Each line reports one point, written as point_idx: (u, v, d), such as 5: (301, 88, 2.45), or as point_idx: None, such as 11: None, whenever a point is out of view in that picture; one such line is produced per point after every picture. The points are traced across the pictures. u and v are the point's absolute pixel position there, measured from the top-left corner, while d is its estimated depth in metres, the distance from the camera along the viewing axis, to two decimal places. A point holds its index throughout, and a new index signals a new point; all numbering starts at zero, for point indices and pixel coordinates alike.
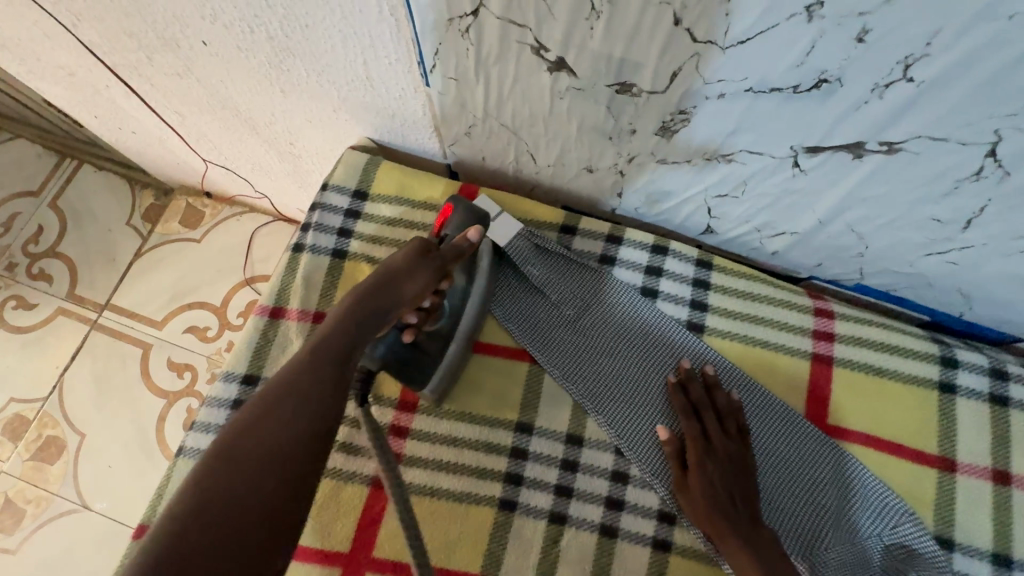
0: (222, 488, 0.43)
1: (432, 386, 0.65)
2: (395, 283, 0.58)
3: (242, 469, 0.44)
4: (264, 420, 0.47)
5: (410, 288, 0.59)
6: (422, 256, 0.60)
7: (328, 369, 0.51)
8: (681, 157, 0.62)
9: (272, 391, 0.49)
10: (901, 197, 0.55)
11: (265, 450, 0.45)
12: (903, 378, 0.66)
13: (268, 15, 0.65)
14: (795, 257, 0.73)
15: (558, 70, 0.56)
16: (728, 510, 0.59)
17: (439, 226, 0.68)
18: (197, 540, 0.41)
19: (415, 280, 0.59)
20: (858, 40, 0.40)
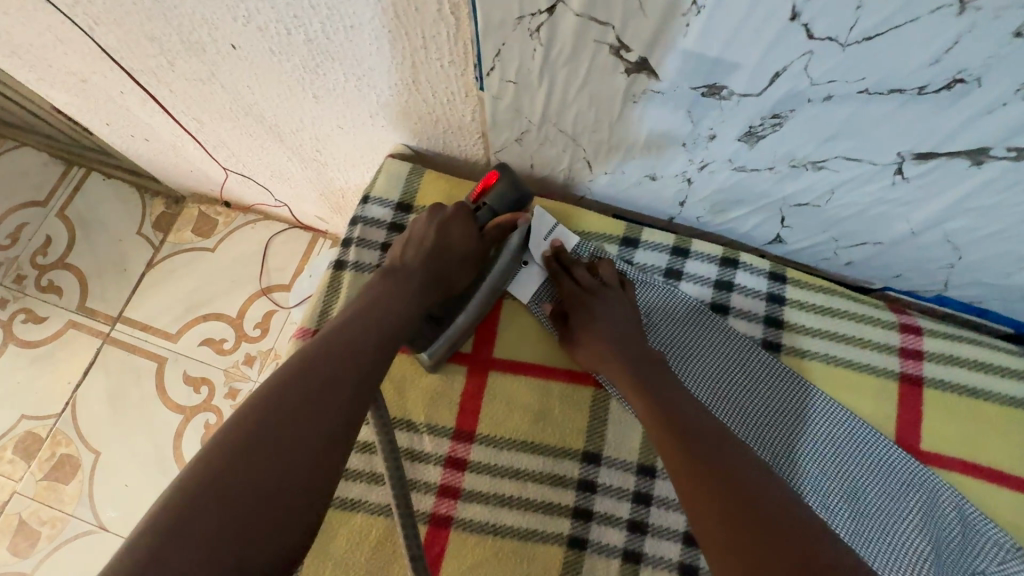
0: (275, 423, 0.46)
1: (434, 349, 0.63)
2: (449, 267, 0.62)
3: (296, 405, 0.47)
4: (312, 383, 0.48)
5: (458, 279, 0.64)
6: (476, 241, 0.63)
7: (357, 358, 0.52)
8: (762, 164, 0.57)
9: (320, 351, 0.51)
10: (1017, 205, 0.50)
11: (310, 401, 0.47)
12: (1000, 400, 0.61)
13: (310, 15, 0.60)
14: (872, 268, 0.69)
15: (637, 72, 0.51)
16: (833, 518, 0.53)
17: (481, 192, 0.65)
18: (264, 439, 0.45)
19: (462, 270, 0.63)
20: (1015, 35, 0.36)
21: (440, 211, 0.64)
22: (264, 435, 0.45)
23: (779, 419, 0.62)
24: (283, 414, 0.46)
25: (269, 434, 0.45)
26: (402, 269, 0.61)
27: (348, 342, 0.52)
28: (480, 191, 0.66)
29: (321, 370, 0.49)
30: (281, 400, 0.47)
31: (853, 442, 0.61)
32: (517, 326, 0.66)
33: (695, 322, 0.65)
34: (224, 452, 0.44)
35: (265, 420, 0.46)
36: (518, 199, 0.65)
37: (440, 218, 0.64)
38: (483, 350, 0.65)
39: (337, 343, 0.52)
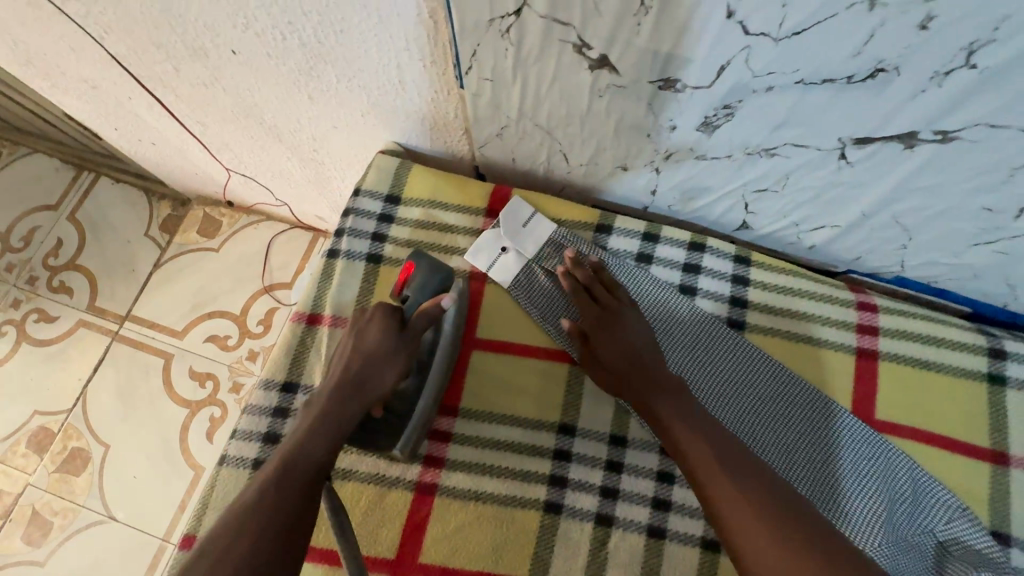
0: (256, 555, 0.49)
1: (404, 441, 0.63)
2: (371, 370, 0.61)
3: (263, 503, 0.51)
4: (275, 490, 0.52)
5: (384, 375, 0.61)
6: (394, 335, 0.62)
7: (315, 453, 0.55)
8: (720, 152, 0.62)
9: (287, 450, 0.55)
10: (952, 187, 0.54)
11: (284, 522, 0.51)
12: (951, 371, 0.65)
13: (303, 22, 0.66)
14: (834, 251, 0.73)
15: (599, 68, 0.55)
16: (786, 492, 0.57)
17: (402, 283, 0.66)
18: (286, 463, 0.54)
19: (386, 367, 0.61)
20: (921, 28, 0.40)
21: (358, 333, 0.62)
22: (236, 568, 0.48)
23: (742, 392, 0.66)
24: (257, 512, 0.51)
25: (254, 554, 0.49)
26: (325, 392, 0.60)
27: (309, 430, 0.57)
28: (400, 283, 0.66)
29: (288, 465, 0.54)
30: (257, 509, 0.51)
31: (812, 411, 0.65)
32: (497, 308, 0.71)
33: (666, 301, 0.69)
34: (208, 559, 0.48)
35: (243, 532, 0.50)
36: (442, 280, 0.66)
37: (359, 324, 0.63)
38: (467, 331, 0.70)
39: (300, 436, 0.56)
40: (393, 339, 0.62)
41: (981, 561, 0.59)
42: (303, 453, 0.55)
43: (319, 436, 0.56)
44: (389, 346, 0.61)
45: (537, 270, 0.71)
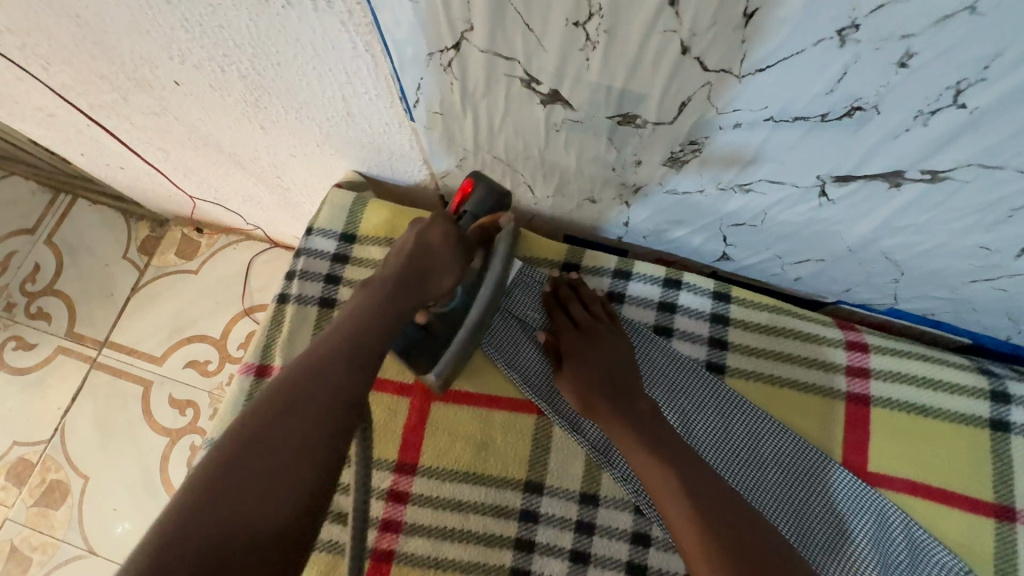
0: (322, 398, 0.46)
1: (439, 368, 0.61)
2: (433, 275, 0.55)
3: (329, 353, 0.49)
4: (345, 351, 0.49)
5: (440, 281, 0.55)
6: (447, 251, 0.56)
7: (370, 342, 0.51)
8: (692, 187, 0.57)
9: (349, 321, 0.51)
10: (945, 225, 0.49)
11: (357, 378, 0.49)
12: (950, 417, 0.60)
13: (237, 55, 0.60)
14: (821, 283, 0.67)
15: (552, 102, 0.50)
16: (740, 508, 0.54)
17: (458, 201, 0.59)
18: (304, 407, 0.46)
19: (446, 270, 0.55)
20: (900, 65, 0.35)
21: (419, 231, 0.56)
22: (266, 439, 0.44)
23: (724, 433, 0.61)
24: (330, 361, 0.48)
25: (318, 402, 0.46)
26: (410, 258, 0.55)
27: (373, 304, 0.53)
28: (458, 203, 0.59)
29: (353, 332, 0.50)
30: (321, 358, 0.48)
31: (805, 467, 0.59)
32: None
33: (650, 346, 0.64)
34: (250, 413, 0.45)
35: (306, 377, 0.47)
36: (500, 197, 0.59)
37: (417, 229, 0.56)
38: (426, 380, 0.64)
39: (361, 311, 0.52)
40: (456, 252, 0.56)
41: None
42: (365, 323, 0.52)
43: (385, 314, 0.53)
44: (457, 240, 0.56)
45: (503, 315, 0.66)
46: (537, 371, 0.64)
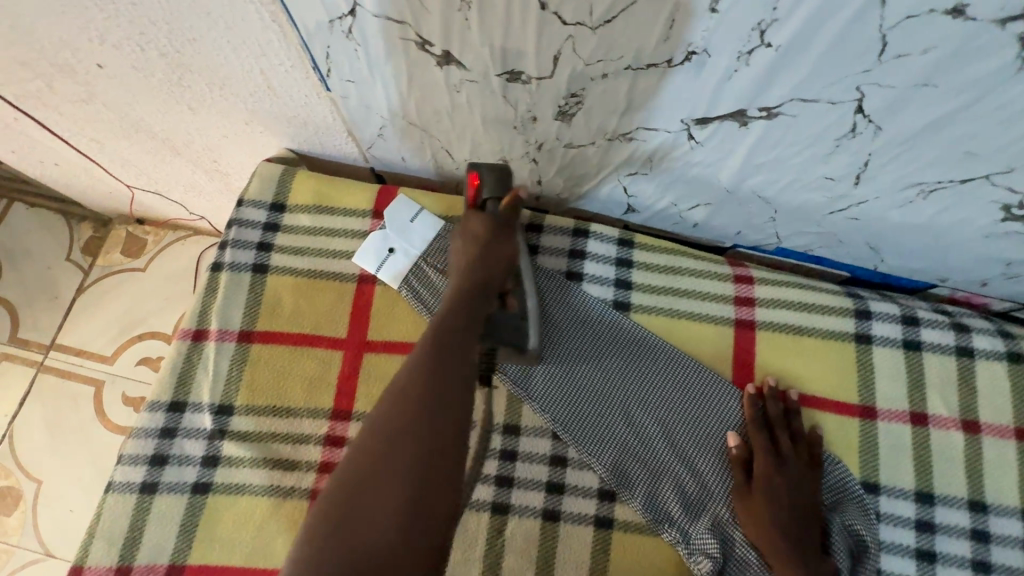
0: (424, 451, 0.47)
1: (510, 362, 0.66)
2: (492, 254, 0.60)
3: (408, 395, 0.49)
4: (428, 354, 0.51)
5: (505, 249, 0.61)
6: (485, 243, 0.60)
7: (452, 320, 0.54)
8: (584, 140, 0.63)
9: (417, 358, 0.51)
10: (793, 159, 0.56)
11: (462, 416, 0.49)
12: (821, 334, 0.68)
13: (153, 32, 0.63)
14: (715, 227, 0.75)
15: (447, 64, 0.56)
16: (788, 527, 0.60)
17: (473, 195, 0.64)
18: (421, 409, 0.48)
19: (505, 245, 0.61)
20: (712, 11, 0.41)
21: (462, 228, 0.63)
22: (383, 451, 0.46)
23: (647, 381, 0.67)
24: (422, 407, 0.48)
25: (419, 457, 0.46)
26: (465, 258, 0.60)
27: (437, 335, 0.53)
28: (474, 194, 0.65)
29: (420, 360, 0.50)
30: (399, 396, 0.48)
31: (757, 433, 0.64)
32: (385, 309, 0.71)
33: (588, 314, 0.70)
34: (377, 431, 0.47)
35: (393, 435, 0.47)
36: (503, 174, 0.65)
37: (462, 230, 0.63)
38: (358, 335, 0.70)
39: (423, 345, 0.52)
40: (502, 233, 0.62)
41: (838, 500, 0.63)
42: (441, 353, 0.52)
43: (466, 346, 0.52)
44: (497, 224, 0.62)
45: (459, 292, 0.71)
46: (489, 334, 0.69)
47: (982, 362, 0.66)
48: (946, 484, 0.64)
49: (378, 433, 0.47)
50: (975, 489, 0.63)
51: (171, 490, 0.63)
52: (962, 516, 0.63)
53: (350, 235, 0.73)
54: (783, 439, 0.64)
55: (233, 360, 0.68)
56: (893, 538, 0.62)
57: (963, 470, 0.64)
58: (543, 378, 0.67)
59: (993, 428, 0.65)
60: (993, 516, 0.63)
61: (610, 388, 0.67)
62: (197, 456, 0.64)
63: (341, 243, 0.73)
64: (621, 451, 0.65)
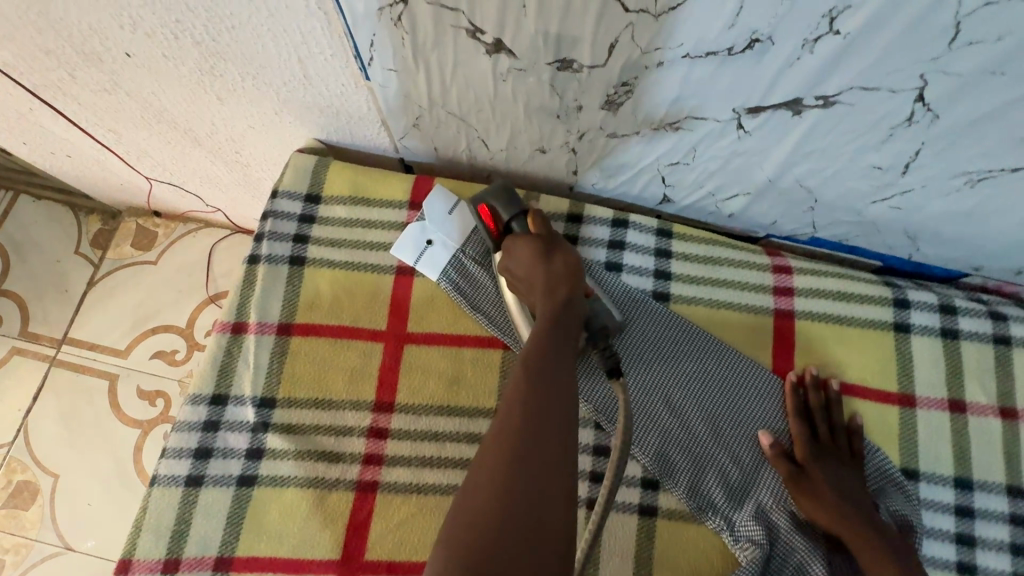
0: (524, 519, 0.41)
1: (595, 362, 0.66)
2: (553, 268, 0.58)
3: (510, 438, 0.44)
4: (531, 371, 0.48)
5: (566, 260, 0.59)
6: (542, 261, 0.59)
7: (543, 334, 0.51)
8: (629, 130, 0.63)
9: (525, 396, 0.45)
10: (843, 148, 0.56)
11: (566, 491, 0.43)
12: (860, 323, 0.69)
13: (191, 19, 0.62)
14: (751, 217, 0.75)
15: (496, 52, 0.55)
16: (846, 505, 0.60)
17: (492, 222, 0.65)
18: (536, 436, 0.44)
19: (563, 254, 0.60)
20: None
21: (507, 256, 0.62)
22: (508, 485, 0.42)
23: (695, 376, 0.68)
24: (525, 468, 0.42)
25: (523, 488, 0.42)
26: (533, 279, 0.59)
27: (536, 372, 0.47)
28: (492, 224, 0.65)
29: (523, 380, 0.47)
30: (511, 418, 0.45)
31: (798, 421, 0.65)
32: (424, 300, 0.71)
33: (629, 305, 0.69)
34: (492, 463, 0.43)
35: (500, 460, 0.43)
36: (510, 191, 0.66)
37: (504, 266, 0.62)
38: (398, 326, 0.70)
39: (521, 377, 0.47)
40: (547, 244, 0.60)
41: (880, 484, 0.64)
42: (545, 395, 0.46)
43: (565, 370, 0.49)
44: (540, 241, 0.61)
45: None
46: None
47: (1019, 350, 0.67)
48: (984, 470, 0.64)
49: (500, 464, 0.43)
50: (1012, 475, 0.64)
51: (216, 483, 0.63)
52: (1000, 501, 0.64)
53: (387, 226, 0.73)
54: (821, 425, 0.65)
55: (273, 353, 0.68)
56: (934, 523, 0.63)
57: (1000, 456, 0.65)
58: (585, 369, 0.67)
59: None
60: None
61: (653, 380, 0.67)
62: (241, 448, 0.64)
63: (378, 234, 0.72)
64: (664, 440, 0.65)
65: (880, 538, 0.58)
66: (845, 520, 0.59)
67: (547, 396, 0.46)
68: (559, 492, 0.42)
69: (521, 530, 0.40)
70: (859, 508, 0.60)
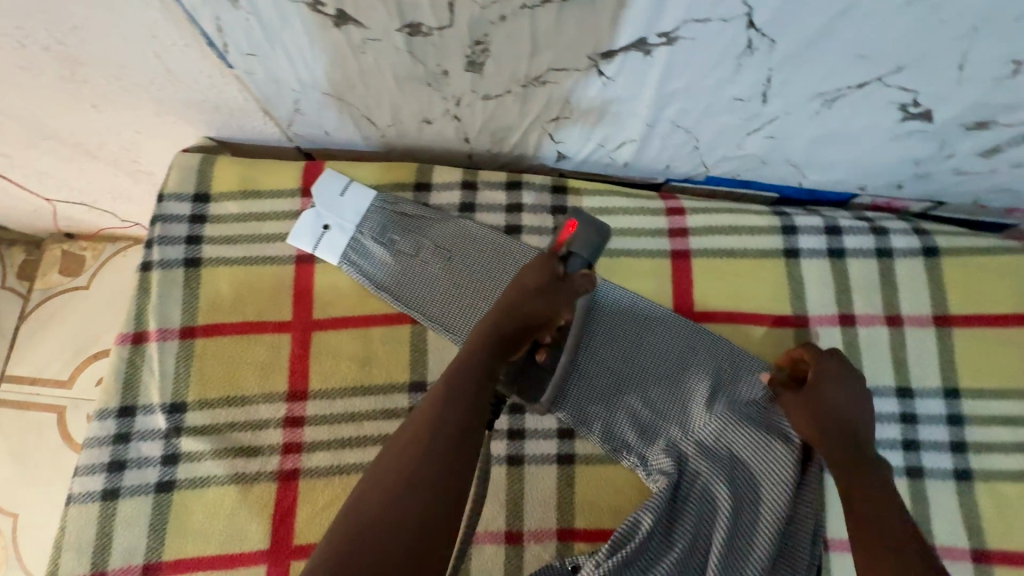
0: (406, 513, 0.50)
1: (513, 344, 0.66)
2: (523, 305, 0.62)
3: (428, 438, 0.54)
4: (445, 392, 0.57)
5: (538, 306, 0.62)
6: (537, 291, 0.62)
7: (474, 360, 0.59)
8: (501, 90, 0.63)
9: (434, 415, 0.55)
10: (702, 84, 0.58)
11: (443, 501, 0.51)
12: (752, 254, 0.71)
13: (30, 24, 0.59)
14: (645, 164, 0.76)
15: (344, 24, 0.54)
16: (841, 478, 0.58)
17: (564, 241, 0.64)
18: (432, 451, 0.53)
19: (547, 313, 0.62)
20: None
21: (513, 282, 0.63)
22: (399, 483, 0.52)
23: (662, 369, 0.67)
24: (428, 474, 0.52)
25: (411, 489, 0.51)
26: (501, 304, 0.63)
27: (441, 414, 0.55)
28: (563, 240, 0.65)
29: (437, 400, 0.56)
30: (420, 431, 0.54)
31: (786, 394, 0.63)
32: (328, 286, 0.70)
33: None
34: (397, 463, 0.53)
35: (404, 463, 0.53)
36: (600, 231, 0.64)
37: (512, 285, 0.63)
38: (304, 315, 0.69)
39: (434, 398, 0.56)
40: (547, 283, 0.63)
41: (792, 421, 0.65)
42: (447, 417, 0.55)
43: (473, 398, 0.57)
44: (548, 280, 0.63)
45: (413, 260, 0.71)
46: (443, 301, 0.70)
47: (901, 261, 0.70)
48: (875, 377, 0.68)
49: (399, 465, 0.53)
50: (901, 377, 0.68)
51: (135, 492, 0.63)
52: (892, 403, 0.68)
53: (282, 216, 0.72)
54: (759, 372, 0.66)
55: (179, 357, 0.67)
56: None
57: (889, 362, 0.69)
58: None
59: (913, 319, 0.69)
60: (919, 400, 0.68)
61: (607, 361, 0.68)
62: (156, 455, 0.64)
63: (273, 225, 0.71)
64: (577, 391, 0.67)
65: (893, 519, 0.56)
66: (851, 481, 0.58)
67: (459, 438, 0.55)
68: (434, 503, 0.51)
69: (400, 522, 0.50)
70: (867, 479, 0.58)
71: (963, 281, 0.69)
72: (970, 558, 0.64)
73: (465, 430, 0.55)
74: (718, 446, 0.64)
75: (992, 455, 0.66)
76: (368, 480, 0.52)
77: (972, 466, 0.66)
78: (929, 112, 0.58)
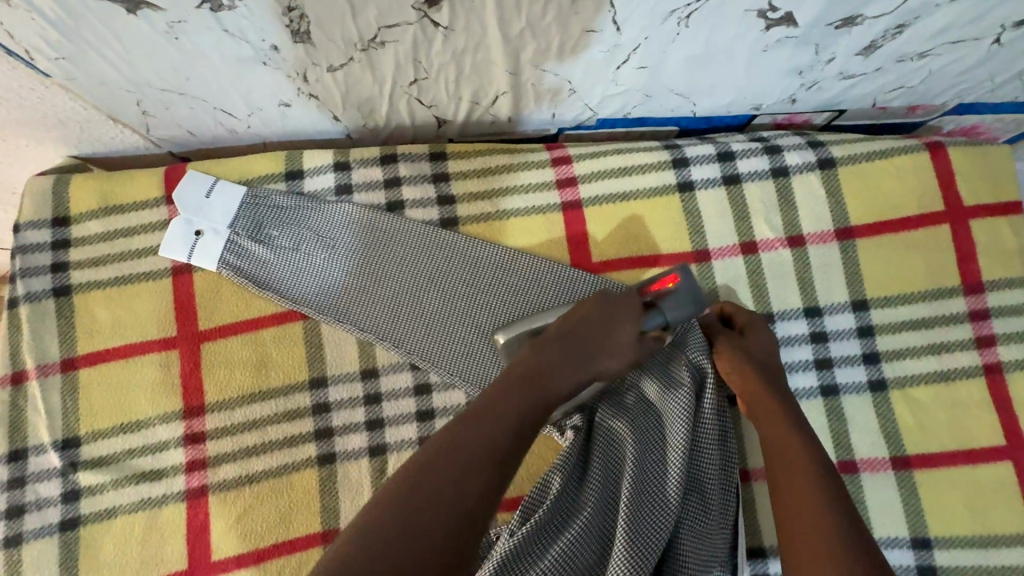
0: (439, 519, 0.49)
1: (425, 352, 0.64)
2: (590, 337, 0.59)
3: (469, 467, 0.52)
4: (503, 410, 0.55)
5: (607, 350, 0.59)
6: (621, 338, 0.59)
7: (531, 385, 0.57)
8: (342, 59, 0.58)
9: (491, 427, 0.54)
10: (544, 20, 0.53)
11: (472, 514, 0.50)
12: (646, 194, 0.68)
13: None
14: (529, 117, 0.72)
15: (138, 8, 0.49)
16: (777, 448, 0.57)
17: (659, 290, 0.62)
18: (475, 461, 0.52)
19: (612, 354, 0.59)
20: None
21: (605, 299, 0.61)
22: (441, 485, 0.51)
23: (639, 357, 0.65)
24: (468, 504, 0.50)
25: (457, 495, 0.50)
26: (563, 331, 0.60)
27: (496, 432, 0.54)
28: (655, 289, 0.62)
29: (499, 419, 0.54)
30: (479, 437, 0.53)
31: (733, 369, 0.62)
32: (211, 294, 0.67)
33: (421, 242, 0.67)
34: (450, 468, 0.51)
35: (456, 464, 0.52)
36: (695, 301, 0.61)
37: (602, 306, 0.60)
38: (189, 328, 0.66)
39: (490, 408, 0.55)
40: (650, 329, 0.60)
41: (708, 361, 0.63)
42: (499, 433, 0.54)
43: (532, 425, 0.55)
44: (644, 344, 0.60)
45: (286, 252, 0.67)
46: (326, 290, 0.67)
47: (798, 178, 0.68)
48: (782, 301, 0.67)
49: (449, 465, 0.51)
50: (810, 297, 0.67)
51: (38, 534, 0.61)
52: (802, 325, 0.66)
53: (149, 228, 0.68)
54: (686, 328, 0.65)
55: (65, 392, 0.64)
56: None
57: (796, 283, 0.67)
58: (387, 314, 0.66)
59: (816, 236, 0.67)
60: (829, 317, 0.66)
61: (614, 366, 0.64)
62: (55, 495, 0.62)
63: (141, 240, 0.67)
64: (480, 362, 0.65)
65: (858, 533, 0.50)
66: (817, 497, 0.53)
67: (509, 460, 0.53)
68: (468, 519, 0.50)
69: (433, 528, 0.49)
70: (832, 493, 0.53)
71: (861, 190, 0.67)
72: (890, 467, 0.64)
73: (511, 454, 0.53)
74: (639, 404, 0.63)
75: (905, 361, 0.65)
76: (417, 481, 0.51)
77: (887, 376, 0.65)
78: (789, 15, 0.54)
